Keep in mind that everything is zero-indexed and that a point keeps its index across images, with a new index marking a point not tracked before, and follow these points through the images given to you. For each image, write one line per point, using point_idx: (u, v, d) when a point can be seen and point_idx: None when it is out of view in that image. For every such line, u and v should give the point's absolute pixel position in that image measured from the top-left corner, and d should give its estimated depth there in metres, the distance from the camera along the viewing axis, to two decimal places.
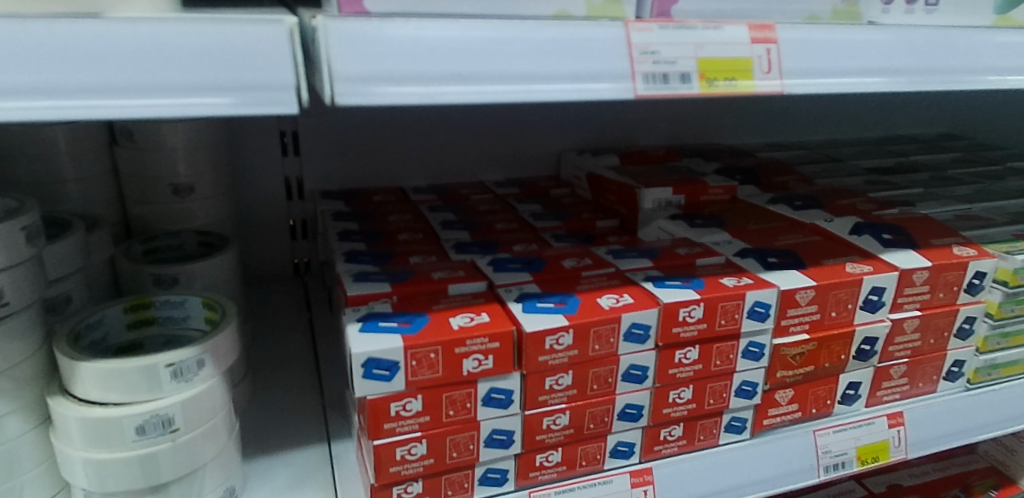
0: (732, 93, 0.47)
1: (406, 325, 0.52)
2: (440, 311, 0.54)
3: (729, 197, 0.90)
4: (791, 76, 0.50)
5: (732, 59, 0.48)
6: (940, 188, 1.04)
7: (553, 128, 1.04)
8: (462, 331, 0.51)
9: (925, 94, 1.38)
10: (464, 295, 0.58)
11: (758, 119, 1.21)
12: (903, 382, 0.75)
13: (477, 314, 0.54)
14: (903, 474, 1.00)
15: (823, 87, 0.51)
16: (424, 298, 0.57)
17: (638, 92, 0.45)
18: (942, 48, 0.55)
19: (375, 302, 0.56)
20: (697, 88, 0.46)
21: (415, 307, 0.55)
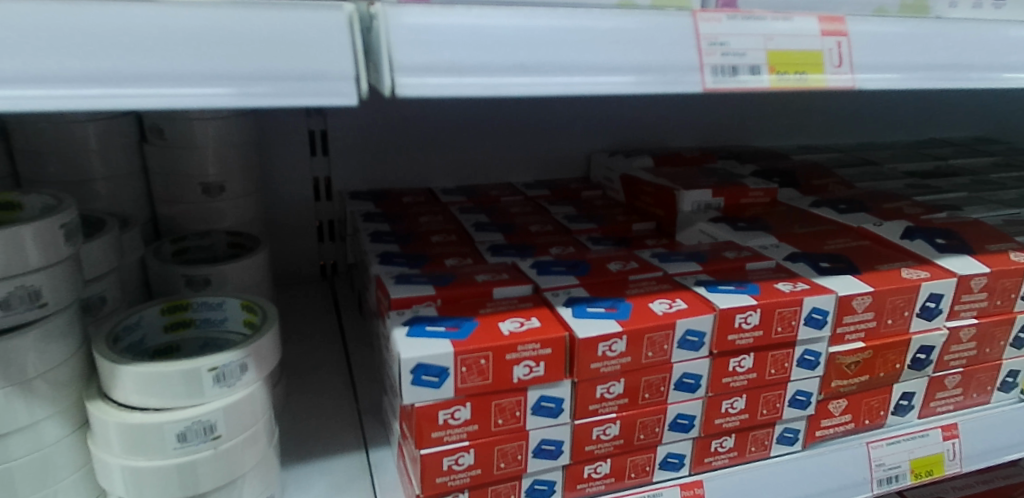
0: (802, 87, 0.45)
1: (454, 329, 0.49)
2: (489, 315, 0.52)
3: (769, 200, 0.88)
4: (861, 70, 0.47)
5: (802, 52, 0.46)
6: (985, 192, 1.01)
7: (585, 128, 1.01)
8: (513, 337, 0.48)
9: (962, 97, 1.34)
10: (510, 299, 0.56)
11: (792, 121, 1.18)
12: (957, 392, 0.72)
13: (527, 319, 0.51)
14: (946, 487, 0.97)
15: (895, 83, 0.48)
16: (469, 301, 0.55)
17: (706, 86, 0.43)
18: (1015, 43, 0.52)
19: (419, 306, 0.54)
20: (767, 80, 0.44)
21: (461, 311, 0.53)
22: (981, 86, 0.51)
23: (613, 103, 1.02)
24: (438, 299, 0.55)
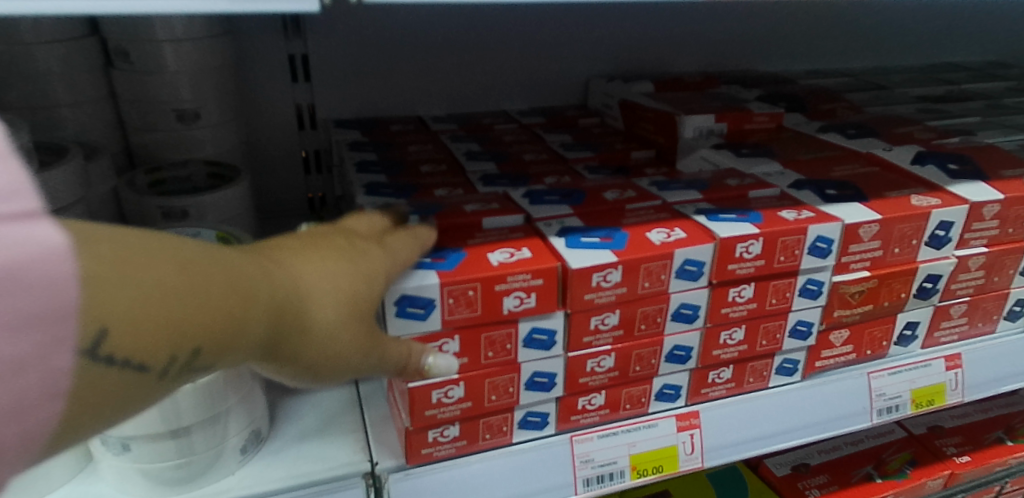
0: None
1: (439, 260, 0.47)
2: (478, 246, 0.50)
3: (774, 126, 0.84)
4: None
5: None
6: (1000, 116, 0.97)
7: (583, 52, 0.97)
8: (503, 267, 0.46)
9: (980, 19, 1.28)
10: (502, 230, 0.53)
11: (800, 44, 1.13)
12: (962, 322, 0.71)
13: (517, 250, 0.49)
14: (944, 416, 0.97)
15: None
16: (457, 232, 0.52)
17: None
18: None
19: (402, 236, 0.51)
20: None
21: (448, 241, 0.51)
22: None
23: (612, 24, 0.96)
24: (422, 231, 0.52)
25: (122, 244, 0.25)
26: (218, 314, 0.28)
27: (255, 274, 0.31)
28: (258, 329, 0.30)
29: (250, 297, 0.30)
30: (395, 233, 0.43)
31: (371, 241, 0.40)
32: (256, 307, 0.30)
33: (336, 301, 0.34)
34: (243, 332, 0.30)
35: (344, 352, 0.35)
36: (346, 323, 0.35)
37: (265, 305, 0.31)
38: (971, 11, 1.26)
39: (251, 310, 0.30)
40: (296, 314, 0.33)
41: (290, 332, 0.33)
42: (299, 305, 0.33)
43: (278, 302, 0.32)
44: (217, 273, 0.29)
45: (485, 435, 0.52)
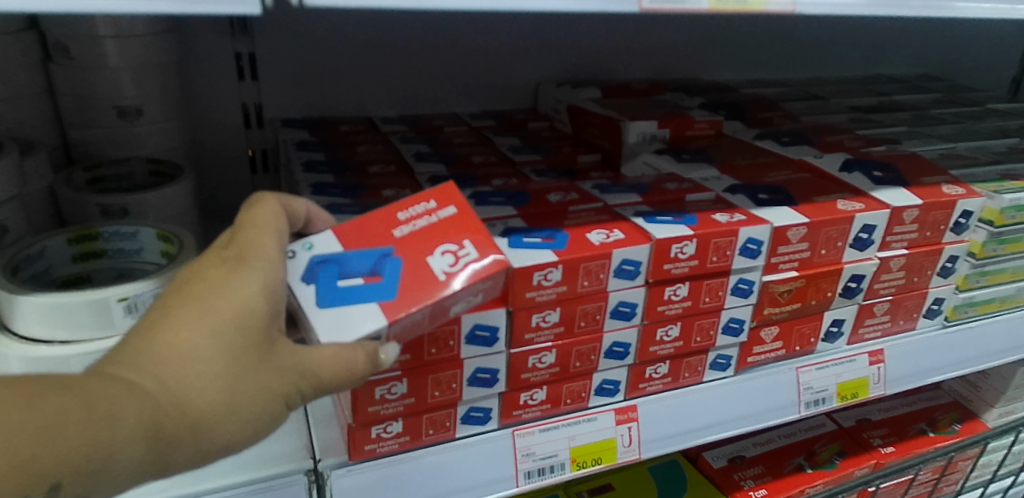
0: (740, 9, 0.45)
1: (375, 283, 0.44)
2: (408, 246, 0.46)
3: (713, 132, 0.88)
4: None
5: None
6: (924, 126, 1.03)
7: (533, 57, 0.99)
8: (449, 286, 0.44)
9: (911, 34, 1.35)
10: (430, 209, 0.48)
11: (742, 54, 1.17)
12: (885, 319, 0.75)
13: (457, 246, 0.45)
14: (872, 409, 1.04)
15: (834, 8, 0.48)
16: (384, 221, 0.48)
17: (643, 5, 0.43)
18: None
19: (315, 240, 0.47)
20: (705, 3, 0.44)
21: (376, 240, 0.46)
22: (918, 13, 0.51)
23: (563, 29, 0.98)
24: (346, 230, 0.47)
25: None
26: (62, 452, 0.30)
27: (98, 392, 0.32)
28: (122, 441, 0.32)
29: (101, 420, 0.31)
30: (260, 231, 0.41)
31: (236, 263, 0.38)
32: (110, 429, 0.31)
33: (204, 372, 0.34)
34: (111, 453, 0.31)
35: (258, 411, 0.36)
36: (226, 390, 0.35)
37: (127, 420, 0.32)
38: (904, 26, 1.33)
39: (106, 435, 0.31)
40: (165, 412, 0.33)
41: (175, 427, 0.34)
42: (163, 401, 0.33)
43: (135, 412, 0.32)
44: (55, 413, 0.30)
45: (428, 431, 0.53)
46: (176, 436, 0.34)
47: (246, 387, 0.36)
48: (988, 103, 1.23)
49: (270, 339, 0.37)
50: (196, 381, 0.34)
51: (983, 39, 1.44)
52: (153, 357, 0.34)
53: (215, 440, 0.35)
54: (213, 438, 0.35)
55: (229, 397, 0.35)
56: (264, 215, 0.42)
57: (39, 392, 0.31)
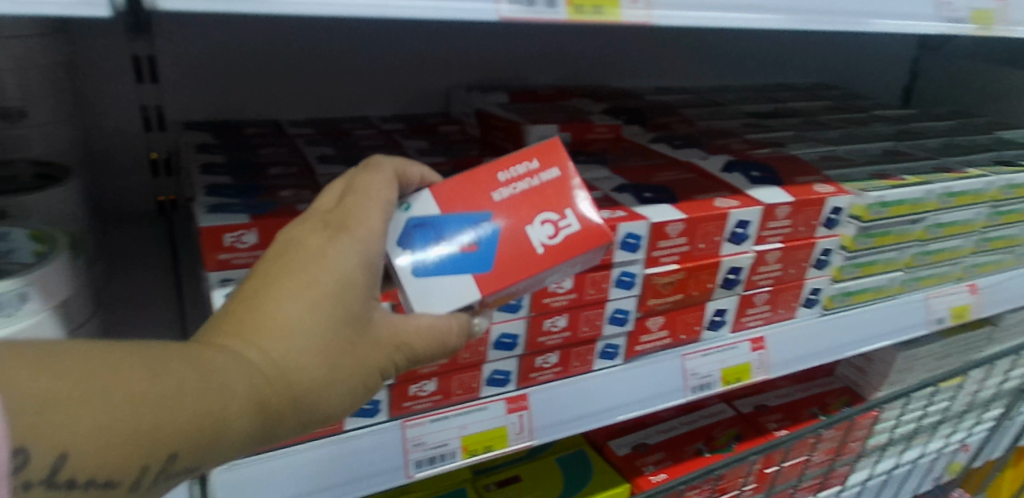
0: (598, 21, 0.49)
1: (469, 253, 0.51)
2: (507, 213, 0.52)
3: (613, 136, 0.92)
4: (657, 7, 0.51)
5: None
6: (811, 131, 1.10)
7: (443, 63, 1.01)
8: (546, 259, 0.51)
9: (807, 46, 1.44)
10: (532, 170, 0.53)
11: (648, 62, 1.22)
12: (766, 308, 0.81)
13: (558, 216, 0.52)
14: (770, 395, 1.12)
15: (688, 20, 0.53)
16: (485, 184, 0.53)
17: (502, 14, 0.46)
18: None
19: (413, 201, 0.53)
20: (564, 13, 0.48)
21: (475, 205, 0.53)
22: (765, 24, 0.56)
23: (472, 37, 1.01)
24: (442, 191, 0.53)
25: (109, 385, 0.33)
26: (195, 413, 0.36)
27: (221, 363, 0.39)
28: (238, 408, 0.39)
29: (222, 388, 0.38)
30: (355, 200, 0.46)
31: (334, 231, 0.45)
32: (230, 397, 0.38)
33: (302, 345, 0.41)
34: (229, 414, 0.38)
35: (340, 379, 0.44)
36: (324, 364, 0.43)
37: (242, 386, 0.39)
38: (801, 39, 1.41)
39: (227, 405, 0.38)
40: (272, 384, 0.41)
41: (275, 392, 0.41)
42: (272, 373, 0.41)
43: (251, 381, 0.40)
44: (189, 380, 0.37)
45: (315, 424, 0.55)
46: (280, 404, 0.41)
47: (341, 362, 0.43)
48: (874, 110, 1.33)
49: (364, 315, 0.45)
50: (301, 356, 0.41)
51: (872, 51, 1.55)
52: (264, 331, 0.41)
53: (311, 407, 0.43)
54: (308, 408, 0.43)
55: (325, 370, 0.43)
56: (368, 179, 0.48)
57: (175, 357, 0.37)
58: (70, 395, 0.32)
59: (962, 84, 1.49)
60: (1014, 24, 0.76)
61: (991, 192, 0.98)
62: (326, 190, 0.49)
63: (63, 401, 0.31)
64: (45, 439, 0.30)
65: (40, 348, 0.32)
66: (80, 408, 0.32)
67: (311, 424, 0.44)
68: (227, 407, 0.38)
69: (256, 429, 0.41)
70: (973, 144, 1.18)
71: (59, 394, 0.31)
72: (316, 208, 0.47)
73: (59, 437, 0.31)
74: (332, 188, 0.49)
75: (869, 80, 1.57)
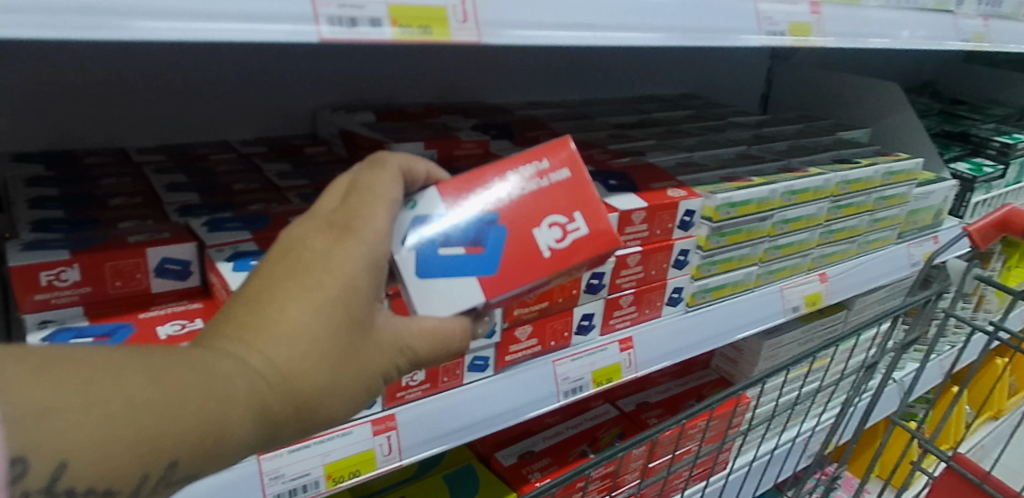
0: (425, 41, 0.49)
1: (475, 254, 0.57)
2: (512, 214, 0.58)
3: (481, 151, 0.94)
4: (487, 27, 0.52)
5: (425, 7, 0.49)
6: (672, 140, 1.17)
7: (307, 84, 0.99)
8: (552, 262, 0.58)
9: (671, 59, 1.51)
10: (541, 168, 0.59)
11: (519, 78, 1.25)
12: (631, 309, 0.85)
13: (564, 220, 0.58)
14: (650, 392, 1.17)
15: (519, 39, 0.54)
16: (495, 182, 0.59)
17: (322, 35, 0.45)
18: (626, 7, 0.62)
19: (420, 200, 0.58)
20: (390, 33, 0.47)
21: (485, 204, 0.58)
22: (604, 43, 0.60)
23: (335, 57, 1.00)
24: (448, 191, 0.58)
25: (116, 388, 0.37)
26: (196, 416, 0.40)
27: (223, 368, 0.42)
28: (239, 413, 0.42)
29: (224, 391, 0.42)
30: (358, 201, 0.51)
31: (338, 236, 0.49)
32: (231, 402, 0.42)
33: (302, 347, 0.45)
34: (231, 415, 0.42)
35: (341, 379, 0.48)
36: (325, 368, 0.46)
37: (244, 388, 0.43)
38: (665, 53, 1.48)
39: (226, 410, 0.42)
40: (273, 388, 0.44)
41: (277, 393, 0.45)
42: (273, 377, 0.44)
43: (252, 385, 0.43)
44: (192, 385, 0.40)
45: None
46: (282, 407, 0.45)
47: (341, 365, 0.47)
48: (732, 117, 1.42)
49: (364, 318, 0.49)
50: (301, 361, 0.45)
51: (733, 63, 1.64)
52: (266, 336, 0.45)
53: (313, 410, 0.47)
54: (310, 409, 0.47)
55: (327, 374, 0.47)
56: (375, 179, 0.52)
57: (179, 364, 0.41)
58: (76, 401, 0.35)
59: (810, 91, 1.63)
60: (829, 35, 0.83)
61: (830, 188, 1.08)
62: (328, 193, 0.53)
63: (71, 408, 0.35)
64: (52, 445, 0.34)
65: (56, 354, 0.37)
66: (87, 414, 0.35)
67: (315, 425, 0.48)
68: (229, 408, 0.42)
69: (260, 431, 0.45)
70: (816, 145, 1.28)
71: (62, 402, 0.35)
72: (319, 211, 0.52)
73: (65, 444, 0.34)
74: (335, 189, 0.54)
75: (730, 89, 1.67)
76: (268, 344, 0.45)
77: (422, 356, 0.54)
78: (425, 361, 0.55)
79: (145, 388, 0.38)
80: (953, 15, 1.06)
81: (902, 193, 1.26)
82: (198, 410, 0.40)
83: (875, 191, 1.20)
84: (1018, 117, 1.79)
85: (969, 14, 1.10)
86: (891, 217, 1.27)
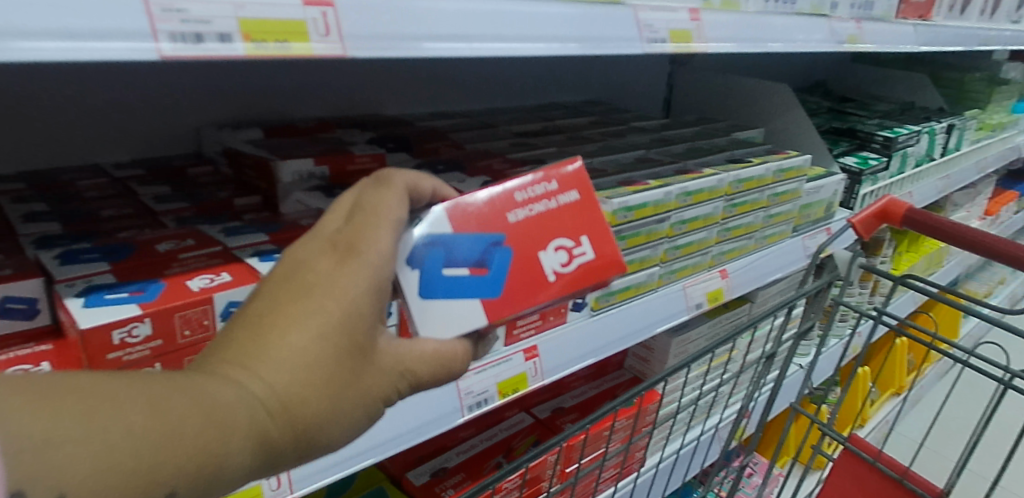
0: (282, 55, 0.47)
1: (481, 275, 0.62)
2: (519, 237, 0.63)
3: (378, 166, 0.91)
4: (352, 40, 0.51)
5: (281, 20, 0.48)
6: (573, 146, 1.17)
7: (188, 101, 0.94)
8: (555, 286, 0.64)
9: (575, 66, 1.51)
10: (550, 191, 0.65)
11: (419, 89, 1.23)
12: (535, 319, 0.85)
13: (566, 245, 0.65)
14: (565, 398, 1.17)
15: (387, 52, 0.53)
16: (506, 204, 0.64)
17: (163, 53, 0.43)
18: (504, 17, 0.63)
19: (427, 218, 0.60)
20: (242, 49, 0.46)
21: (493, 226, 0.63)
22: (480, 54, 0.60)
23: (217, 73, 0.95)
24: (455, 211, 0.62)
25: (117, 415, 0.38)
26: (198, 444, 0.41)
27: (225, 395, 0.43)
28: (239, 441, 0.43)
29: (225, 417, 0.43)
30: (357, 223, 0.52)
31: (341, 257, 0.50)
32: (232, 430, 0.43)
33: (302, 373, 0.46)
34: (232, 441, 0.43)
35: (340, 404, 0.49)
36: (324, 395, 0.48)
37: (244, 415, 0.44)
38: (568, 61, 1.49)
39: (227, 439, 0.43)
40: (272, 415, 0.45)
41: (275, 418, 0.46)
42: (273, 404, 0.45)
43: (253, 412, 0.44)
44: (193, 412, 0.41)
45: None
46: (281, 434, 0.46)
47: (341, 391, 0.49)
48: (633, 122, 1.44)
49: (365, 344, 0.50)
50: (301, 388, 0.46)
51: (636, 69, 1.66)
52: (268, 363, 0.46)
53: (313, 437, 0.48)
54: (310, 436, 0.48)
55: (326, 400, 0.48)
56: (379, 199, 0.54)
57: (180, 393, 0.42)
58: (75, 431, 0.36)
59: (707, 102, 1.68)
60: (709, 41, 0.86)
61: (723, 188, 1.12)
62: (331, 212, 0.54)
63: (73, 438, 0.36)
64: (53, 475, 0.34)
65: (59, 384, 0.38)
66: (88, 443, 0.36)
67: (314, 451, 0.49)
68: (229, 435, 0.43)
69: (256, 458, 0.45)
70: (711, 147, 1.32)
71: (59, 432, 0.35)
72: (322, 232, 0.53)
73: (60, 475, 0.35)
74: (337, 209, 0.55)
75: (635, 95, 1.70)
76: (269, 370, 0.45)
77: (418, 378, 0.56)
78: (422, 382, 0.56)
79: (146, 416, 0.39)
80: (828, 19, 1.11)
81: (794, 189, 1.32)
82: (199, 438, 0.41)
83: (767, 188, 1.25)
84: (899, 113, 1.91)
85: (843, 17, 1.16)
86: (785, 212, 1.33)
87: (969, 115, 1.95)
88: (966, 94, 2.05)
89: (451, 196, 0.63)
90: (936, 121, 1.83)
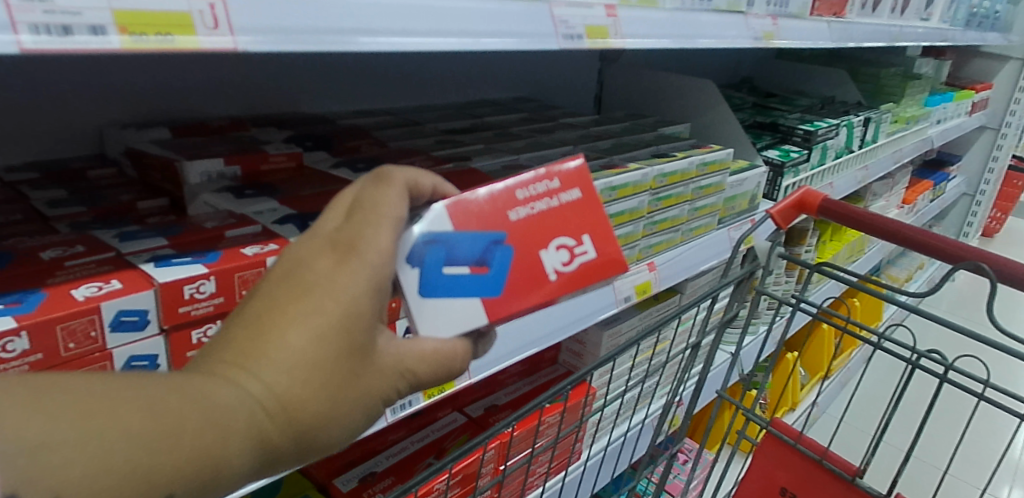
0: (164, 48, 0.47)
1: (481, 273, 0.61)
2: (520, 235, 0.63)
3: (294, 165, 0.89)
4: (241, 32, 0.51)
5: (160, 12, 0.47)
6: (500, 143, 1.17)
7: (88, 100, 0.89)
8: (556, 285, 0.63)
9: (506, 60, 1.49)
10: (552, 189, 0.65)
11: (341, 86, 1.20)
12: None
13: (568, 244, 0.65)
14: (499, 395, 1.16)
15: (281, 45, 0.53)
16: (507, 202, 0.63)
17: (24, 46, 0.41)
18: (414, 13, 0.63)
19: (428, 216, 0.60)
20: (118, 41, 0.45)
21: (495, 224, 0.62)
22: (383, 49, 0.60)
23: (119, 71, 0.91)
24: (456, 209, 0.61)
25: (109, 420, 0.37)
26: (195, 447, 0.40)
27: (221, 397, 0.42)
28: (237, 444, 0.42)
29: (224, 419, 0.42)
30: (358, 221, 0.50)
31: (341, 255, 0.49)
32: (229, 434, 0.42)
33: (302, 374, 0.45)
34: (231, 444, 0.42)
35: (342, 404, 0.47)
36: (325, 397, 0.46)
37: (242, 417, 0.42)
38: (498, 57, 1.47)
39: (224, 442, 0.41)
40: (273, 417, 0.44)
41: (276, 420, 0.44)
42: (272, 405, 0.44)
43: (252, 414, 0.43)
44: (189, 416, 0.40)
45: None
46: (280, 437, 0.45)
47: (342, 392, 0.47)
48: (563, 118, 1.43)
49: (366, 344, 0.48)
50: (301, 389, 0.45)
51: (569, 64, 1.65)
52: (266, 364, 0.44)
53: (314, 439, 0.47)
54: (311, 439, 0.46)
55: (326, 402, 0.46)
56: (380, 196, 0.52)
57: (176, 396, 0.41)
58: (65, 437, 0.35)
59: (640, 94, 1.64)
60: (626, 37, 0.87)
61: (648, 182, 1.14)
62: (330, 210, 0.53)
63: (62, 443, 0.35)
64: (39, 481, 0.34)
65: (50, 388, 0.37)
66: (82, 448, 0.36)
67: (317, 452, 0.48)
68: (228, 438, 0.42)
69: (257, 461, 0.44)
70: (637, 142, 1.32)
71: (48, 438, 0.35)
72: (322, 229, 0.51)
73: (53, 479, 0.34)
74: (337, 206, 0.53)
75: (568, 92, 1.69)
76: (267, 371, 0.44)
77: (422, 378, 0.54)
78: (425, 382, 0.55)
79: (140, 419, 0.38)
80: (744, 16, 1.14)
81: (717, 182, 1.35)
82: (196, 441, 0.40)
83: (691, 182, 1.27)
84: (820, 107, 1.98)
85: (759, 14, 1.19)
86: (710, 204, 1.35)
87: (884, 109, 2.04)
88: (883, 88, 2.15)
89: (452, 194, 0.63)
90: (854, 114, 1.90)
